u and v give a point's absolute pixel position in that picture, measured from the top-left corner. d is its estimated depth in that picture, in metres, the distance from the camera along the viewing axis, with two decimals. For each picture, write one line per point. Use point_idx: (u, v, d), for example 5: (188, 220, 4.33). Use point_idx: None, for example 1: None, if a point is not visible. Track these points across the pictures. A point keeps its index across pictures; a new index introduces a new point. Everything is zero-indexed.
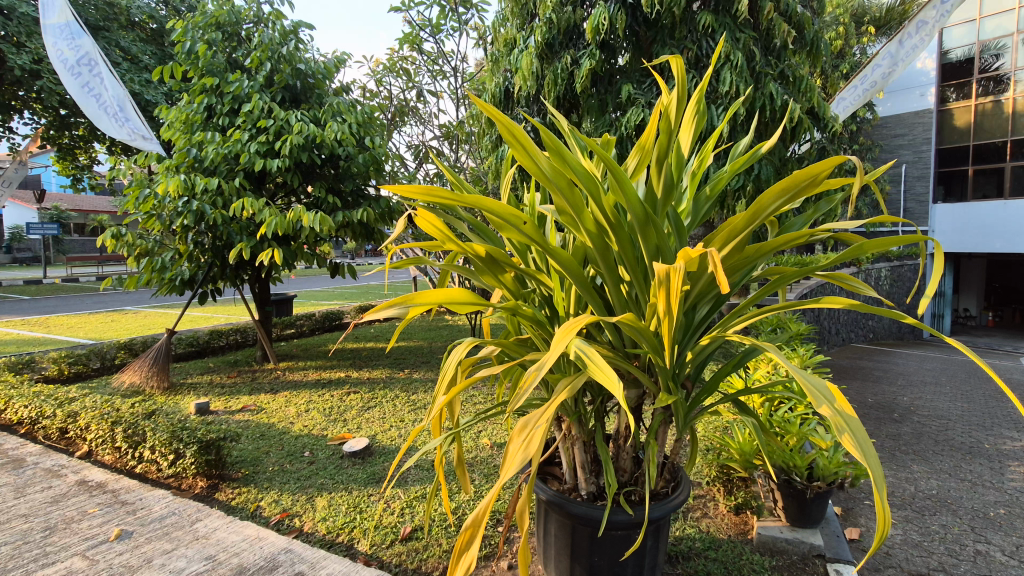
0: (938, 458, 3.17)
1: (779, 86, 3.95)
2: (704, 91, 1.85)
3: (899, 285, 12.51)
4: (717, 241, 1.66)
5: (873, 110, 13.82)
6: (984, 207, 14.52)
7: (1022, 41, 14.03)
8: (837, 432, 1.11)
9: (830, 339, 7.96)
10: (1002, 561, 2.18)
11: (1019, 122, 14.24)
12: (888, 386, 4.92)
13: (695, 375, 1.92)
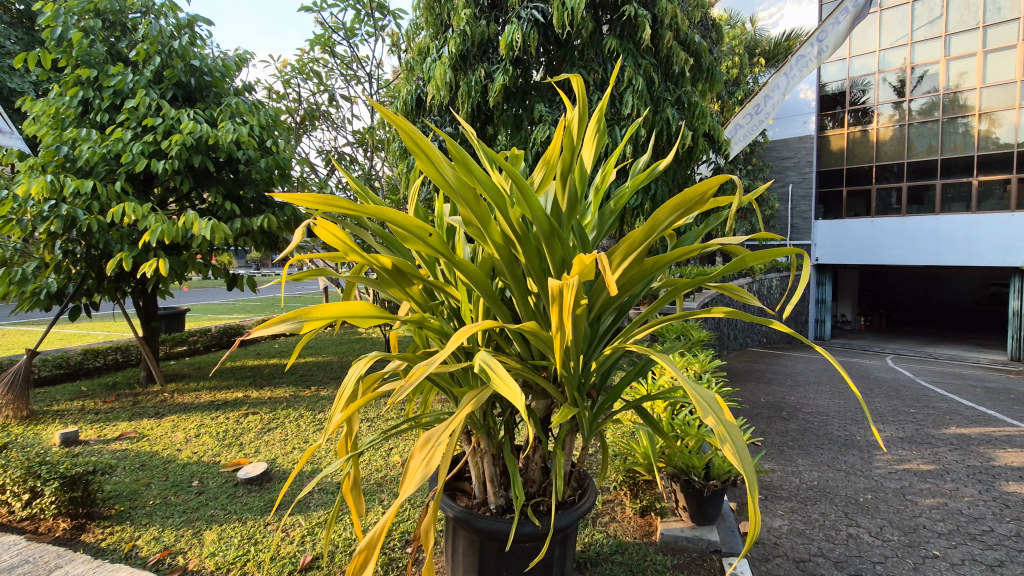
0: (819, 451, 3.49)
1: (675, 111, 4.22)
2: (604, 110, 1.92)
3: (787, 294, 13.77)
4: (617, 254, 1.71)
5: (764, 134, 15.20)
6: (857, 224, 16.40)
7: (881, 80, 16.14)
8: (719, 442, 1.18)
9: (729, 345, 8.57)
10: (869, 542, 2.43)
11: (882, 149, 16.22)
12: (777, 387, 5.37)
13: (600, 383, 1.96)
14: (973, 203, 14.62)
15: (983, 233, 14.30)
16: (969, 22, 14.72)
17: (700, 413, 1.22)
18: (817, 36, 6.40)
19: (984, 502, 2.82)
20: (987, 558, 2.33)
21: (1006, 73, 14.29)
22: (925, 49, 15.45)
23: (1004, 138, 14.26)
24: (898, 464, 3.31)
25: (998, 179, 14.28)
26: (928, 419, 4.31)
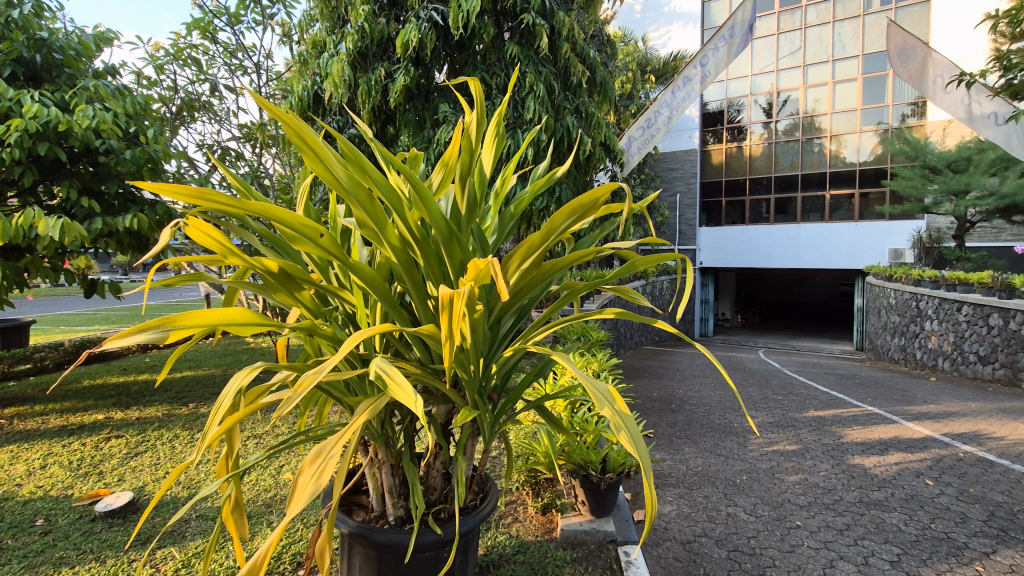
0: (703, 439, 3.79)
1: (574, 120, 4.38)
2: (503, 115, 1.94)
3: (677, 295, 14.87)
4: (516, 258, 1.74)
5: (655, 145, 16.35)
6: (734, 231, 18.15)
7: (753, 102, 18.04)
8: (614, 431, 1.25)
9: (625, 343, 9.08)
10: (745, 518, 2.68)
11: (754, 163, 18.09)
12: (667, 382, 5.77)
13: (501, 386, 1.96)
14: (825, 213, 16.84)
15: (834, 239, 16.49)
16: (821, 56, 16.86)
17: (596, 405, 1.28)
18: (700, 59, 7.04)
19: (836, 475, 3.23)
20: (839, 523, 2.67)
21: (849, 102, 16.51)
22: (787, 76, 17.46)
23: (850, 157, 16.55)
24: (768, 446, 3.69)
25: (845, 193, 16.59)
26: (792, 405, 4.86)
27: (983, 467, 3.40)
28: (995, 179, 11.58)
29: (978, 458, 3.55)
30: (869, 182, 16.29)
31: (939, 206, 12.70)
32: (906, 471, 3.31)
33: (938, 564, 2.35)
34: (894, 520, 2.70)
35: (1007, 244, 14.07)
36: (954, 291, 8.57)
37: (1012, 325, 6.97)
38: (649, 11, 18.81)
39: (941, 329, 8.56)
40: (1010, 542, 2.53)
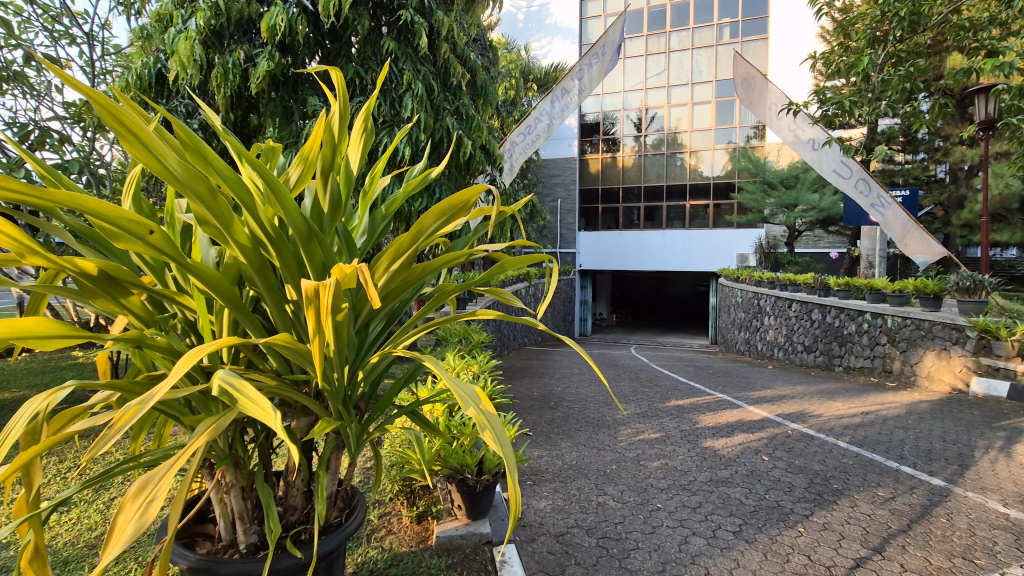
0: (577, 433, 3.98)
1: (453, 121, 4.35)
2: (370, 110, 1.85)
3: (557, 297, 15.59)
4: (383, 259, 1.66)
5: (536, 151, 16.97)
6: (609, 236, 19.42)
7: (625, 116, 19.47)
8: (481, 430, 1.25)
9: (508, 344, 9.30)
10: (613, 506, 2.86)
11: (626, 173, 19.55)
12: (547, 380, 5.99)
13: (369, 394, 1.87)
14: (686, 221, 18.67)
15: (693, 245, 18.36)
16: (682, 79, 18.68)
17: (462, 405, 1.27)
18: (576, 72, 7.38)
19: (691, 458, 3.57)
20: (692, 502, 2.94)
21: (705, 122, 18.47)
22: (654, 95, 19.10)
23: (706, 171, 18.48)
24: (635, 436, 3.96)
25: (702, 203, 18.51)
26: (657, 396, 5.29)
27: (806, 442, 3.96)
28: (816, 195, 13.66)
29: (802, 434, 4.13)
30: (721, 194, 18.33)
31: (774, 217, 14.66)
32: (747, 449, 3.75)
33: (770, 529, 2.68)
34: (736, 495, 3.04)
35: (825, 250, 16.65)
36: (786, 290, 9.94)
37: (828, 318, 8.23)
38: (531, 22, 19.55)
39: (777, 323, 9.89)
40: (824, 503, 2.98)
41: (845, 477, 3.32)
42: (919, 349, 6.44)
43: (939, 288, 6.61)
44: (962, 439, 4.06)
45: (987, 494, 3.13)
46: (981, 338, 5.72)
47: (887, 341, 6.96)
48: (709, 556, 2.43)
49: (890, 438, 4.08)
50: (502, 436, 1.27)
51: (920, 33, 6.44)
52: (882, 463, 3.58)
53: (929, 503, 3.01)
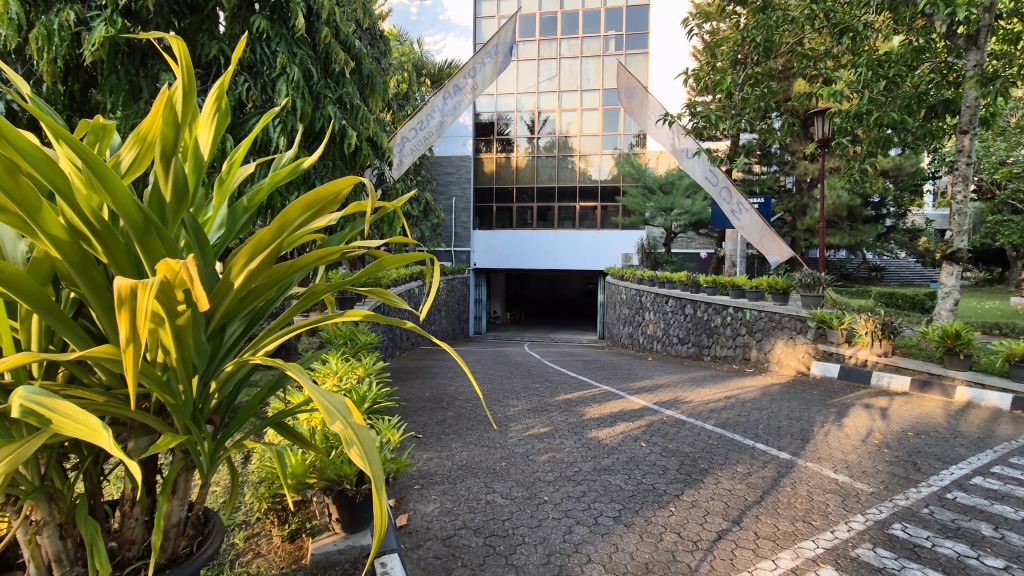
0: (468, 432, 3.95)
1: (336, 110, 4.09)
2: (226, 87, 1.65)
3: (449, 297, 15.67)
4: (239, 256, 1.49)
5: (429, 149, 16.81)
6: (503, 235, 19.77)
7: (519, 118, 19.88)
8: (347, 445, 1.17)
9: (400, 344, 9.10)
10: (501, 503, 2.87)
11: (520, 174, 19.99)
12: (438, 380, 5.92)
13: (225, 406, 1.69)
14: (576, 222, 19.52)
15: (583, 244, 19.25)
16: (572, 85, 19.47)
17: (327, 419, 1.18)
18: (469, 71, 7.29)
19: (577, 449, 3.70)
20: (577, 492, 3.05)
21: (592, 127, 19.42)
22: (545, 99, 19.69)
23: (594, 175, 19.44)
24: (525, 431, 4.03)
25: (591, 205, 19.45)
26: (547, 391, 5.44)
27: (679, 427, 4.29)
28: (689, 200, 14.95)
29: (675, 420, 4.46)
30: (607, 197, 19.40)
31: (654, 219, 15.78)
32: (628, 437, 3.97)
33: (646, 511, 2.86)
34: (617, 482, 3.21)
35: (697, 251, 18.30)
36: (664, 287, 10.75)
37: (698, 313, 9.05)
38: (423, 16, 19.22)
39: (656, 318, 10.70)
40: (693, 483, 3.24)
41: (710, 457, 3.65)
42: (772, 338, 7.29)
43: (787, 284, 7.63)
44: (804, 417, 4.65)
45: (823, 464, 3.61)
46: (819, 327, 6.61)
47: (746, 332, 7.78)
48: (591, 543, 2.53)
49: (747, 419, 4.56)
50: (369, 451, 1.21)
51: (771, 58, 7.27)
52: (741, 442, 3.98)
53: (778, 475, 3.40)
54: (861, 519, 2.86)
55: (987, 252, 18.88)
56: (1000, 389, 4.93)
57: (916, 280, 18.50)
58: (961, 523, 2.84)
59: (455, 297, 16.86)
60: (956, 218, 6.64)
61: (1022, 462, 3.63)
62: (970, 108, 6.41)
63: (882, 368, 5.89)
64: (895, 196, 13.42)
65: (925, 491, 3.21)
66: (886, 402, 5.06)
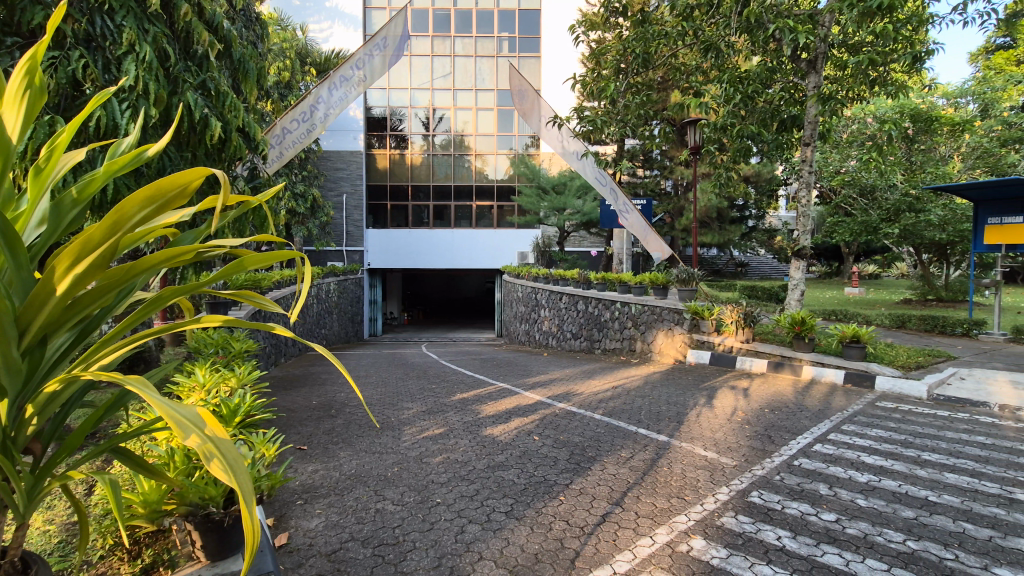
0: (358, 440, 3.79)
1: (198, 96, 3.71)
2: (38, 58, 1.40)
3: (339, 299, 15.11)
4: (65, 257, 1.28)
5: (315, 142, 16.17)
6: (399, 234, 19.33)
7: (412, 114, 19.52)
8: (206, 459, 1.08)
9: (285, 350, 8.55)
10: (391, 510, 2.79)
11: (414, 171, 19.64)
12: (327, 387, 5.64)
13: (50, 431, 1.45)
14: (473, 221, 19.59)
15: (480, 243, 19.39)
16: (466, 83, 19.49)
17: (180, 434, 1.07)
18: (355, 61, 6.86)
19: (472, 448, 3.71)
20: (470, 491, 3.05)
21: (487, 127, 19.60)
22: (440, 96, 19.53)
23: (490, 174, 19.66)
24: (419, 434, 3.96)
25: (487, 204, 19.64)
26: (443, 391, 5.39)
27: (570, 419, 4.46)
28: (580, 201, 15.61)
29: (567, 412, 4.64)
30: (503, 196, 19.72)
31: (548, 219, 16.25)
32: (522, 432, 4.05)
33: (536, 503, 2.93)
34: (510, 477, 3.25)
35: (588, 249, 19.24)
36: (558, 284, 11.16)
37: (589, 308, 9.50)
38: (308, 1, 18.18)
39: (551, 314, 11.10)
40: (581, 471, 3.38)
41: (597, 445, 3.84)
42: (654, 330, 7.85)
43: (666, 280, 8.27)
44: (680, 400, 5.07)
45: (695, 443, 3.94)
46: (693, 319, 7.26)
47: (632, 325, 8.31)
48: (483, 541, 2.54)
49: (631, 406, 4.87)
50: (232, 464, 1.12)
51: (649, 70, 7.83)
52: (626, 428, 4.24)
53: (657, 457, 3.66)
54: (726, 490, 3.17)
55: (827, 249, 21.90)
56: (837, 366, 5.76)
57: (773, 274, 20.98)
58: (805, 486, 3.25)
59: (347, 299, 16.21)
60: (801, 220, 7.62)
61: (851, 428, 4.25)
62: (811, 123, 7.36)
63: (745, 353, 6.60)
64: (755, 199, 15.09)
65: (778, 461, 3.64)
66: (747, 383, 5.67)
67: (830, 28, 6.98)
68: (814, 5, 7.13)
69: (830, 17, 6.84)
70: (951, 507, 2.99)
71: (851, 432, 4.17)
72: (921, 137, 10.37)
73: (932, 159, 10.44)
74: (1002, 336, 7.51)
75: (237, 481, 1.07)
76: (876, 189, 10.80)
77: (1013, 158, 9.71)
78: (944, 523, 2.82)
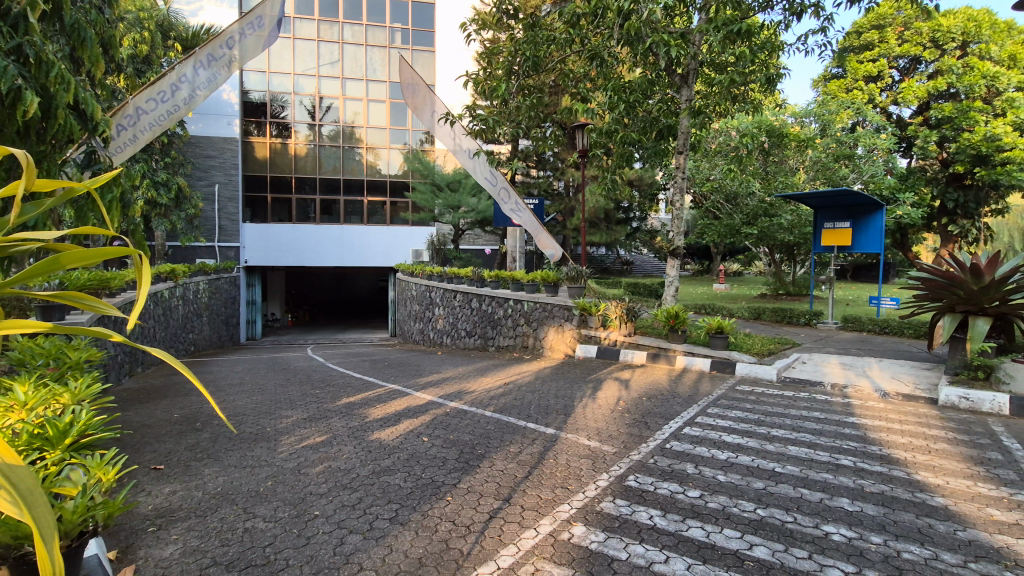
0: (227, 454, 3.47)
1: (13, 65, 3.15)
2: None
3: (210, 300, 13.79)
4: None
5: (181, 126, 14.59)
6: (280, 229, 18.08)
7: (296, 101, 18.37)
8: None
9: (143, 359, 7.62)
10: (262, 528, 2.58)
11: (299, 163, 18.48)
12: (193, 397, 5.10)
13: None
14: (364, 217, 18.87)
15: (373, 240, 18.71)
16: (356, 73, 18.73)
17: None
18: (225, 39, 6.26)
19: (356, 454, 3.56)
20: (352, 499, 2.92)
21: (379, 119, 18.98)
22: (327, 84, 18.58)
23: (383, 169, 19.06)
24: (298, 443, 3.72)
25: (379, 200, 19.04)
26: (327, 396, 5.10)
27: (460, 417, 4.45)
28: (475, 199, 15.64)
29: (458, 411, 4.62)
30: (396, 192, 19.23)
31: (443, 216, 16.13)
32: (410, 434, 3.96)
33: (423, 506, 2.88)
34: (396, 481, 3.17)
35: (482, 247, 19.44)
36: (452, 283, 11.10)
37: (483, 306, 9.58)
38: None
39: (445, 313, 11.05)
40: (469, 469, 3.38)
41: (486, 442, 3.87)
42: (545, 326, 8.11)
43: (557, 277, 8.58)
44: (567, 393, 5.28)
45: (579, 433, 4.13)
46: (581, 315, 7.58)
47: (524, 322, 8.51)
48: (364, 551, 2.44)
49: (521, 402, 4.98)
50: (26, 492, 1.14)
51: (539, 73, 8.06)
52: (515, 424, 4.31)
53: (544, 450, 3.77)
54: (605, 477, 3.35)
55: (698, 249, 24.20)
56: (705, 355, 6.35)
57: (654, 272, 22.65)
58: (675, 467, 3.54)
59: (220, 300, 14.82)
60: (676, 222, 8.29)
61: (715, 411, 4.70)
62: (684, 133, 8.03)
63: (627, 346, 7.03)
64: (638, 202, 16.15)
65: (653, 445, 3.92)
66: (628, 374, 6.05)
67: (699, 47, 7.67)
68: (687, 24, 7.77)
69: (700, 36, 7.51)
70: (792, 476, 3.43)
71: (715, 415, 4.62)
72: (774, 150, 11.75)
73: (783, 170, 11.86)
74: (835, 325, 8.78)
75: (29, 513, 1.10)
76: (739, 195, 12.01)
77: (843, 172, 11.37)
78: (786, 490, 3.21)
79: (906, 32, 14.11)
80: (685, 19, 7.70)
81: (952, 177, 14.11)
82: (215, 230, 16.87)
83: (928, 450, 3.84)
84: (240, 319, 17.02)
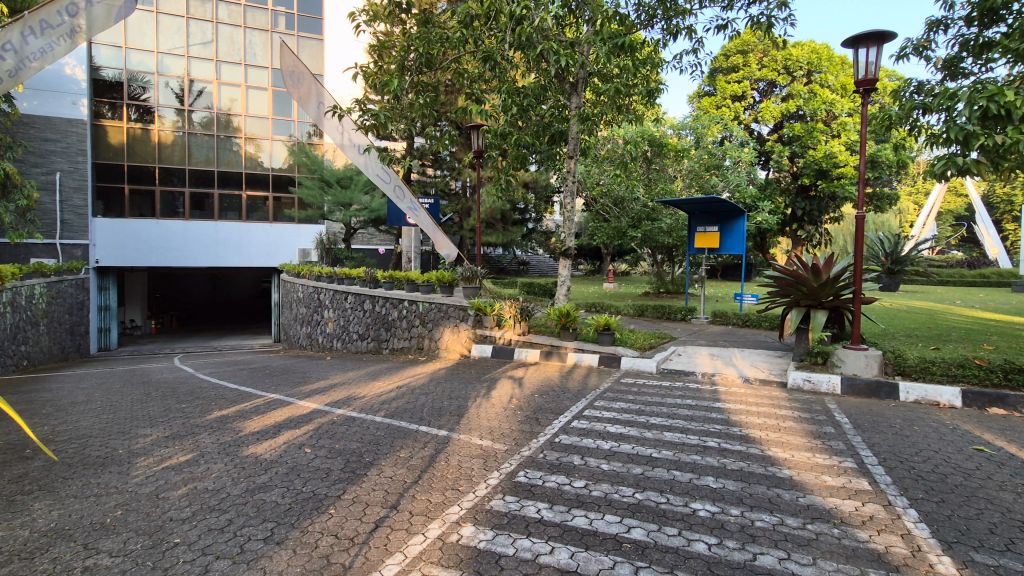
0: (65, 484, 3.01)
1: None
2: None
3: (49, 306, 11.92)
4: None
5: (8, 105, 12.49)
6: (139, 224, 16.17)
7: (160, 83, 16.54)
8: None
9: None
10: (107, 565, 2.27)
11: (163, 152, 16.65)
12: (22, 421, 4.38)
13: None
14: (242, 213, 17.42)
15: (253, 237, 17.32)
16: (233, 56, 17.26)
17: None
18: (66, 3, 4.86)
19: (227, 472, 3.26)
20: (220, 522, 2.67)
21: (260, 108, 17.64)
22: (198, 66, 16.93)
23: (265, 162, 17.76)
24: (157, 465, 3.33)
25: (261, 195, 17.69)
26: (195, 410, 4.62)
27: (348, 424, 4.27)
28: (367, 197, 15.09)
29: (345, 418, 4.42)
30: (280, 187, 17.99)
31: (332, 214, 15.39)
32: (291, 446, 3.71)
33: (303, 522, 2.71)
34: (273, 498, 2.95)
35: (376, 246, 18.87)
36: (342, 284, 10.61)
37: (376, 307, 9.29)
38: None
39: (334, 315, 10.56)
40: (355, 479, 3.24)
41: (375, 449, 3.74)
42: (440, 327, 8.05)
43: (452, 278, 8.54)
44: (461, 394, 5.29)
45: (472, 434, 4.13)
46: (477, 315, 7.63)
47: (419, 323, 8.38)
48: None
49: (413, 405, 4.90)
50: None
51: (433, 71, 7.97)
52: (406, 428, 4.23)
53: (435, 452, 3.73)
54: (496, 475, 3.39)
55: (589, 249, 25.45)
56: (594, 351, 6.69)
57: (549, 272, 23.43)
58: (563, 459, 3.68)
59: (62, 306, 12.86)
60: (567, 224, 8.62)
61: (601, 404, 4.98)
62: (574, 138, 8.37)
63: (521, 344, 7.20)
64: (533, 203, 16.57)
65: (542, 440, 4.04)
66: (522, 372, 6.19)
67: (587, 58, 8.05)
68: (577, 34, 8.09)
69: (588, 47, 7.85)
70: (667, 459, 3.72)
71: (601, 407, 4.89)
72: (655, 159, 12.67)
73: (663, 177, 12.84)
74: (705, 320, 9.67)
75: None
76: (624, 200, 12.77)
77: (714, 181, 12.58)
78: (661, 473, 3.48)
79: (764, 58, 15.93)
80: (574, 29, 8.02)
81: (800, 188, 16.21)
82: (56, 225, 14.61)
83: (778, 428, 4.37)
84: (89, 328, 14.91)
